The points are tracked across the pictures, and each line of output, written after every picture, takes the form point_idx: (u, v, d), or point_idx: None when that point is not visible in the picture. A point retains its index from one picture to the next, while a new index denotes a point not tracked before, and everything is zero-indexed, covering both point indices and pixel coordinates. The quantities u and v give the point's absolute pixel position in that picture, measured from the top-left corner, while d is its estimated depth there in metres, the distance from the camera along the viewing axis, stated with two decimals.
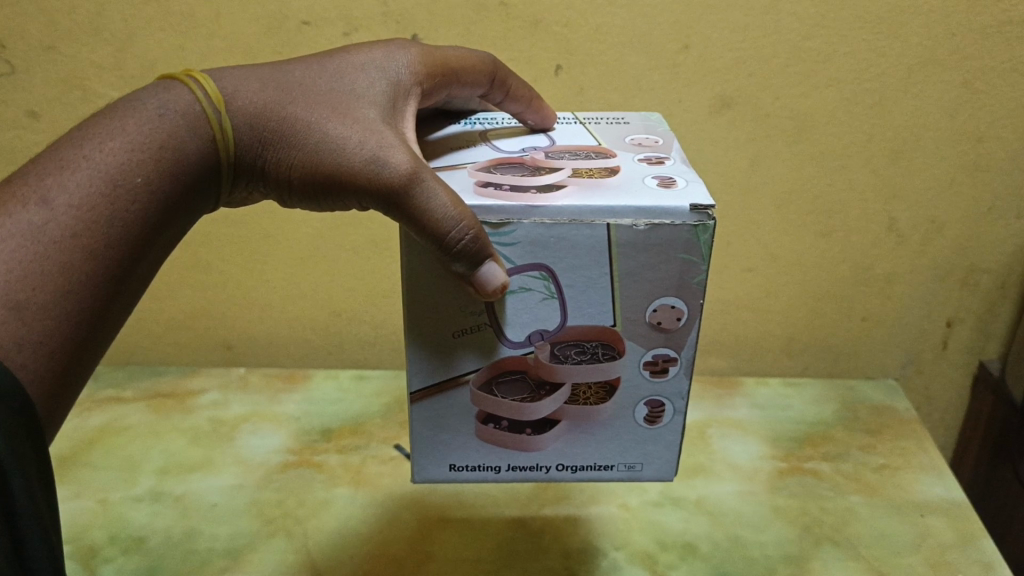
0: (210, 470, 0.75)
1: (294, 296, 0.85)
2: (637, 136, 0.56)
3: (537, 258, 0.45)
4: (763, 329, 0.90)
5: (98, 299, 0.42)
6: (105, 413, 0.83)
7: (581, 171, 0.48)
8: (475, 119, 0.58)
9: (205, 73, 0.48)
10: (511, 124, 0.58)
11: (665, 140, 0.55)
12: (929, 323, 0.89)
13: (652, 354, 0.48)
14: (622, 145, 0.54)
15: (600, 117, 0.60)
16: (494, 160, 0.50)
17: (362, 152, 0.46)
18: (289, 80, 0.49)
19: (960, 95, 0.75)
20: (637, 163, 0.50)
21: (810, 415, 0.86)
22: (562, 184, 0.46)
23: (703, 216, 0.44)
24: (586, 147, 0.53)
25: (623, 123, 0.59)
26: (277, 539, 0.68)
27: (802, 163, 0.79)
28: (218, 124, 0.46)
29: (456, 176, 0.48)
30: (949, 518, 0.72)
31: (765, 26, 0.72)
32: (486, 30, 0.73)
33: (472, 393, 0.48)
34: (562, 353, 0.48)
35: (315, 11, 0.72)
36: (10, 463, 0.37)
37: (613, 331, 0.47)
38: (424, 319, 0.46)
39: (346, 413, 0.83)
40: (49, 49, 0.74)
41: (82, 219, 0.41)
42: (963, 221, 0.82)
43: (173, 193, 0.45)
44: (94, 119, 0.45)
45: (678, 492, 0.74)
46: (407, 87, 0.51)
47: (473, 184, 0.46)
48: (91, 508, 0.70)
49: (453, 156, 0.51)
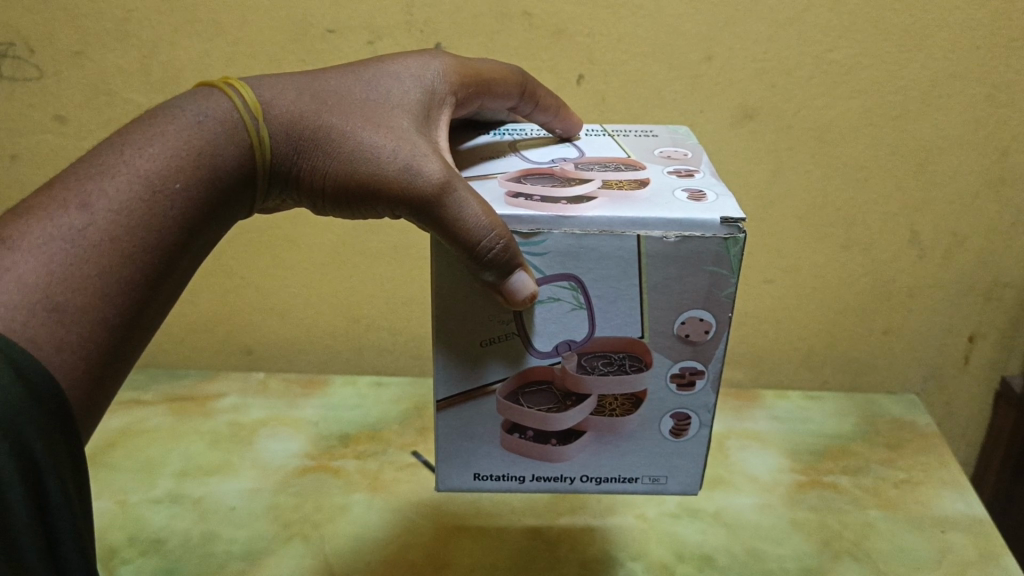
0: (229, 473, 0.75)
1: (314, 301, 0.86)
2: (665, 149, 0.56)
3: (567, 268, 0.45)
4: (783, 340, 0.89)
5: (134, 303, 0.42)
6: (125, 415, 0.83)
7: (611, 183, 0.48)
8: (503, 131, 0.59)
9: (243, 81, 0.48)
10: (538, 135, 0.58)
11: (693, 153, 0.55)
12: (951, 337, 0.89)
13: (678, 367, 0.48)
14: (650, 158, 0.54)
15: (627, 130, 0.61)
16: (524, 170, 0.50)
17: (396, 161, 0.46)
18: (325, 89, 0.49)
19: (985, 108, 0.75)
20: (666, 176, 0.50)
21: (830, 429, 0.85)
22: (593, 196, 0.46)
23: (733, 230, 0.44)
24: (615, 160, 0.53)
25: (651, 136, 0.59)
26: (295, 543, 0.68)
27: (823, 175, 0.79)
28: (255, 133, 0.46)
29: (487, 185, 0.48)
30: (971, 535, 0.71)
31: (788, 38, 0.72)
32: (509, 39, 0.73)
33: (496, 403, 0.49)
34: (589, 364, 0.48)
35: (340, 18, 0.72)
36: (47, 462, 0.38)
37: (640, 342, 0.47)
38: (453, 326, 0.47)
39: (364, 419, 0.83)
40: (78, 55, 0.75)
41: (121, 223, 0.42)
42: (986, 235, 0.82)
43: (210, 199, 0.45)
44: (135, 124, 0.46)
45: (696, 503, 0.74)
46: (441, 97, 0.52)
47: (505, 195, 0.47)
48: (111, 509, 0.71)
49: (484, 166, 0.51)
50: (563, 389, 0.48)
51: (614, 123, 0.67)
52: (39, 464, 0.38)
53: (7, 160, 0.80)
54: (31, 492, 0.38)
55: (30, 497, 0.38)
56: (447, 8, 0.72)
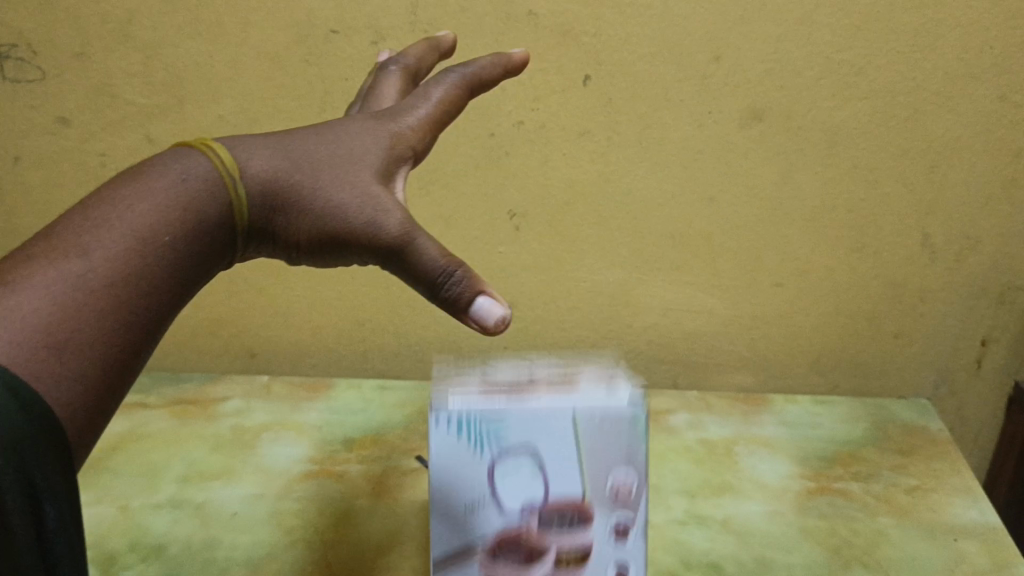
0: (231, 478, 0.75)
1: (318, 304, 0.86)
2: (604, 359, 0.58)
3: (517, 461, 0.50)
4: (792, 343, 0.89)
5: (129, 350, 0.41)
6: (128, 419, 0.82)
7: (551, 385, 0.52)
8: (466, 344, 0.61)
9: (220, 143, 0.48)
10: (495, 350, 0.60)
11: (629, 365, 0.56)
12: (964, 341, 0.88)
13: (601, 380, 0.53)
14: (588, 367, 0.55)
15: (578, 328, 0.61)
16: (482, 374, 0.54)
17: (360, 216, 0.46)
18: (294, 147, 0.49)
19: (997, 108, 0.75)
20: (597, 377, 0.53)
21: (840, 434, 0.84)
22: (534, 392, 0.51)
23: (638, 410, 0.50)
24: (560, 371, 0.55)
25: (596, 332, 0.60)
26: (297, 549, 0.67)
27: (832, 176, 0.79)
28: (237, 189, 0.46)
29: (448, 392, 0.52)
30: (984, 543, 0.70)
31: (798, 37, 0.72)
32: (515, 40, 0.72)
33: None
34: (533, 394, 0.53)
35: (344, 19, 0.72)
36: (49, 489, 0.38)
37: (575, 373, 0.55)
38: (436, 487, 0.51)
39: (368, 423, 0.83)
40: (80, 56, 0.74)
41: (116, 271, 0.41)
42: (1000, 237, 0.81)
43: (197, 251, 0.45)
44: (120, 181, 0.45)
45: (703, 510, 0.72)
46: (410, 144, 0.51)
47: (465, 395, 0.51)
48: (112, 515, 0.70)
49: (445, 376, 0.55)
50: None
51: None
52: (40, 490, 0.37)
53: (10, 163, 0.79)
54: (30, 515, 0.38)
55: (29, 520, 0.38)
56: (451, 8, 0.71)
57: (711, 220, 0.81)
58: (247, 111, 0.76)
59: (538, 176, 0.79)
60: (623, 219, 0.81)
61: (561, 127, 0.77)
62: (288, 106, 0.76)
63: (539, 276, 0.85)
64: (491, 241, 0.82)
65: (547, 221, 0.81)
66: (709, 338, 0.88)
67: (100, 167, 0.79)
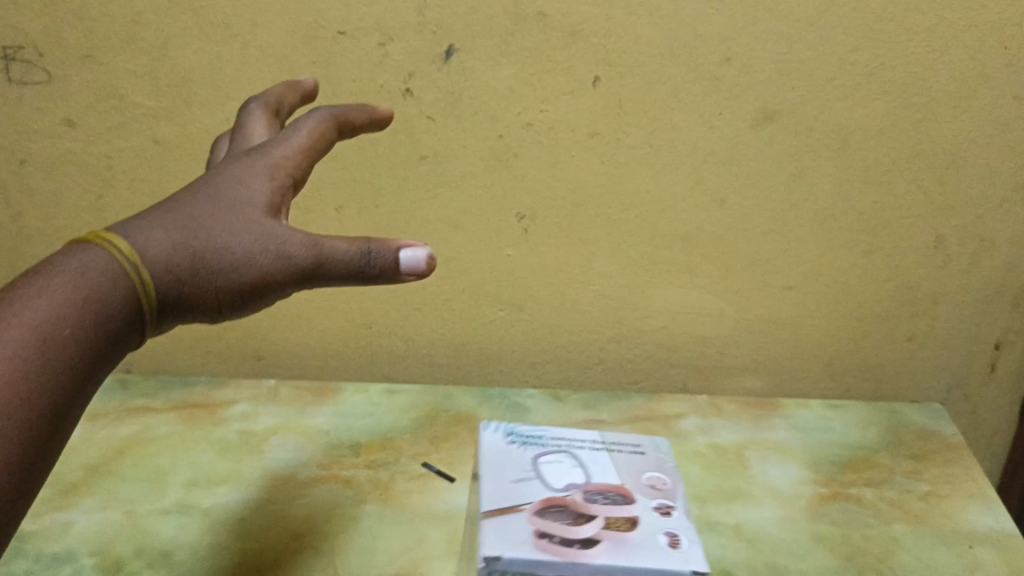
0: (238, 483, 0.74)
1: (325, 307, 0.86)
2: (651, 475, 0.68)
3: None
4: (804, 346, 0.88)
5: (29, 454, 0.41)
6: (134, 423, 0.82)
7: (610, 521, 0.61)
8: (522, 436, 0.71)
9: (110, 230, 0.47)
10: (550, 441, 0.71)
11: (673, 483, 0.67)
12: (978, 345, 0.87)
13: (656, 503, 0.63)
14: (640, 487, 0.66)
15: (621, 442, 0.71)
16: (545, 500, 0.62)
17: (266, 254, 0.47)
18: (180, 213, 0.48)
19: (1012, 110, 0.74)
20: (651, 513, 0.62)
21: (853, 439, 0.83)
22: (598, 538, 0.59)
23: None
24: (612, 488, 0.65)
25: (640, 453, 0.70)
26: (304, 555, 0.66)
27: (845, 178, 0.78)
28: (136, 275, 0.45)
29: (517, 520, 0.60)
30: (999, 550, 0.69)
31: (810, 38, 0.71)
32: (523, 41, 0.72)
33: (525, 517, 0.61)
34: (589, 498, 0.63)
35: (351, 20, 0.71)
36: None
37: (625, 488, 0.65)
38: None
39: (376, 427, 0.82)
40: (86, 58, 0.74)
41: (16, 371, 0.41)
42: (1014, 239, 0.81)
43: (100, 345, 0.44)
44: (18, 279, 0.44)
45: (715, 516, 0.72)
46: (285, 172, 0.51)
47: (532, 535, 0.59)
48: (118, 520, 0.69)
49: (511, 492, 0.63)
50: (575, 512, 0.61)
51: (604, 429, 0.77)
52: None
53: (15, 165, 0.79)
54: None
55: None
56: (459, 9, 0.71)
57: (722, 222, 0.80)
58: None
59: (547, 178, 0.78)
60: (633, 221, 0.80)
61: (570, 129, 0.76)
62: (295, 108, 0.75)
63: (548, 279, 0.84)
64: (500, 244, 0.82)
65: (556, 224, 0.81)
66: (720, 341, 0.88)
67: (107, 169, 0.79)
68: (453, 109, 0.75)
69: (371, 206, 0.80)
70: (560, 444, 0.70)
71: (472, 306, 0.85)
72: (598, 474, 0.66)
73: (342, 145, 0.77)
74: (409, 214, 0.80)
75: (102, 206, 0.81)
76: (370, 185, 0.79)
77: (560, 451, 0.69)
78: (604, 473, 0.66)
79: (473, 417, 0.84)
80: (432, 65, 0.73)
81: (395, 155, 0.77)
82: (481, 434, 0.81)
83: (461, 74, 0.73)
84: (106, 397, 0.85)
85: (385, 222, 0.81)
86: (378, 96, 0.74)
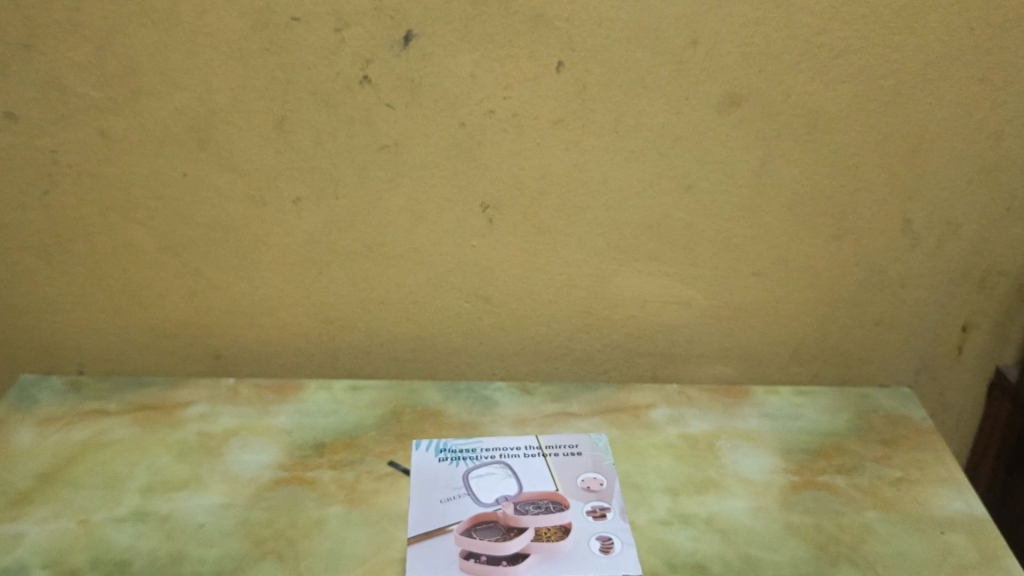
0: (198, 488, 0.72)
1: (287, 303, 0.84)
2: (587, 474, 0.73)
3: None
4: (772, 333, 0.87)
5: None
6: (88, 427, 0.79)
7: (541, 532, 0.66)
8: (458, 452, 0.76)
9: None
10: (486, 463, 0.74)
11: (607, 481, 0.72)
12: (945, 328, 0.87)
13: (590, 507, 0.69)
14: (573, 490, 0.71)
15: (558, 445, 0.77)
16: (475, 518, 0.67)
17: None
18: None
19: (979, 92, 0.74)
20: (584, 518, 0.68)
21: (824, 426, 0.82)
22: (527, 552, 0.64)
23: None
24: (545, 496, 0.69)
25: (576, 453, 0.76)
26: (268, 562, 0.64)
27: (813, 162, 0.77)
28: None
29: (446, 540, 0.65)
30: (972, 535, 0.69)
31: (776, 21, 0.70)
32: (484, 25, 0.70)
33: (454, 538, 0.65)
34: (520, 509, 0.68)
35: (304, 5, 0.68)
36: None
37: (558, 493, 0.70)
38: None
39: (341, 425, 0.80)
40: (26, 48, 0.70)
41: None
42: (980, 221, 0.81)
43: None
44: None
45: (687, 509, 0.71)
46: None
47: (459, 555, 0.64)
48: (72, 530, 0.66)
49: (444, 511, 0.68)
50: (505, 526, 0.66)
51: (548, 434, 0.79)
52: None
53: None
54: None
55: None
56: None
57: (690, 209, 0.79)
58: (207, 104, 0.73)
59: (511, 167, 0.76)
60: (600, 209, 0.79)
61: (534, 115, 0.74)
62: (249, 97, 0.72)
63: (514, 269, 0.82)
64: (465, 235, 0.80)
65: (522, 213, 0.79)
66: (689, 329, 0.87)
67: (52, 164, 0.75)
68: (413, 96, 0.72)
69: (331, 198, 0.77)
70: (493, 454, 0.75)
71: (438, 298, 0.84)
72: (530, 484, 0.71)
73: (300, 135, 0.74)
74: (370, 206, 0.78)
75: (48, 201, 0.77)
76: (329, 176, 0.76)
77: (493, 462, 0.74)
78: (536, 480, 0.72)
79: (440, 412, 0.82)
80: (391, 53, 0.70)
81: (355, 145, 0.75)
82: (449, 430, 0.80)
83: (421, 60, 0.71)
84: (58, 401, 0.82)
85: (348, 215, 0.78)
86: (335, 84, 0.72)
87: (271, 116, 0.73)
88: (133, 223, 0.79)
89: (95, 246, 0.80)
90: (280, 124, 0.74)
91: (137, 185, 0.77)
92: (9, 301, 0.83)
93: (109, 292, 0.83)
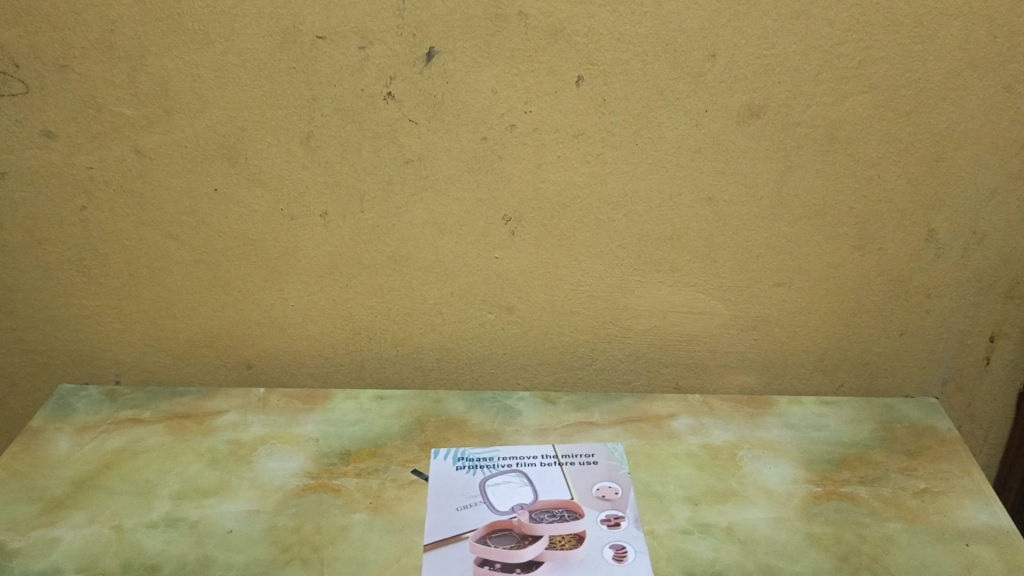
0: (227, 495, 0.73)
1: (315, 314, 0.85)
2: (602, 483, 0.74)
3: None
4: (796, 343, 0.87)
5: None
6: (122, 435, 0.81)
7: (555, 540, 0.67)
8: (476, 461, 0.77)
9: None
10: (502, 471, 0.75)
11: (622, 490, 0.73)
12: (972, 337, 0.87)
13: (604, 515, 0.70)
14: (588, 498, 0.72)
15: (574, 454, 0.78)
16: (490, 526, 0.68)
17: None
18: None
19: (1002, 100, 0.74)
20: (599, 526, 0.68)
21: (846, 436, 0.82)
22: (541, 559, 0.65)
23: None
24: (560, 505, 0.70)
25: (592, 462, 0.77)
26: (292, 567, 0.65)
27: (834, 173, 0.77)
28: None
29: (462, 547, 0.66)
30: (996, 547, 0.68)
31: (794, 33, 0.70)
32: (504, 42, 0.71)
33: (469, 545, 0.67)
34: (535, 518, 0.69)
35: (330, 25, 0.70)
36: None
37: (573, 502, 0.71)
38: None
39: (366, 434, 0.81)
40: (63, 68, 0.72)
41: None
42: (1006, 229, 0.80)
43: None
44: None
45: (707, 518, 0.71)
46: None
47: (474, 562, 0.65)
48: (106, 535, 0.69)
49: (459, 519, 0.70)
50: (519, 534, 0.67)
51: (566, 443, 0.80)
52: None
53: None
54: None
55: None
56: (438, 11, 0.70)
57: (711, 220, 0.79)
58: (236, 121, 0.75)
59: (532, 180, 0.77)
60: (621, 221, 0.80)
61: (554, 129, 0.75)
62: (276, 115, 0.74)
63: (537, 281, 0.83)
64: (488, 247, 0.81)
65: (543, 226, 0.80)
66: (712, 339, 0.87)
67: (89, 180, 0.78)
68: (436, 112, 0.74)
69: (355, 211, 0.79)
70: (510, 463, 0.76)
71: (462, 309, 0.85)
72: (545, 492, 0.72)
73: (326, 151, 0.76)
74: (394, 219, 0.79)
75: (85, 217, 0.80)
76: (354, 190, 0.78)
77: (509, 471, 0.75)
78: (551, 488, 0.73)
79: (463, 421, 0.83)
80: (414, 69, 0.72)
81: (379, 160, 0.76)
82: (472, 439, 0.81)
83: (443, 76, 0.72)
84: (94, 409, 0.84)
85: (373, 228, 0.80)
86: (360, 101, 0.73)
87: (297, 132, 0.75)
88: (165, 237, 0.81)
89: (130, 259, 0.82)
90: (307, 140, 0.75)
91: (170, 200, 0.79)
92: (49, 313, 0.86)
93: (143, 304, 0.85)
